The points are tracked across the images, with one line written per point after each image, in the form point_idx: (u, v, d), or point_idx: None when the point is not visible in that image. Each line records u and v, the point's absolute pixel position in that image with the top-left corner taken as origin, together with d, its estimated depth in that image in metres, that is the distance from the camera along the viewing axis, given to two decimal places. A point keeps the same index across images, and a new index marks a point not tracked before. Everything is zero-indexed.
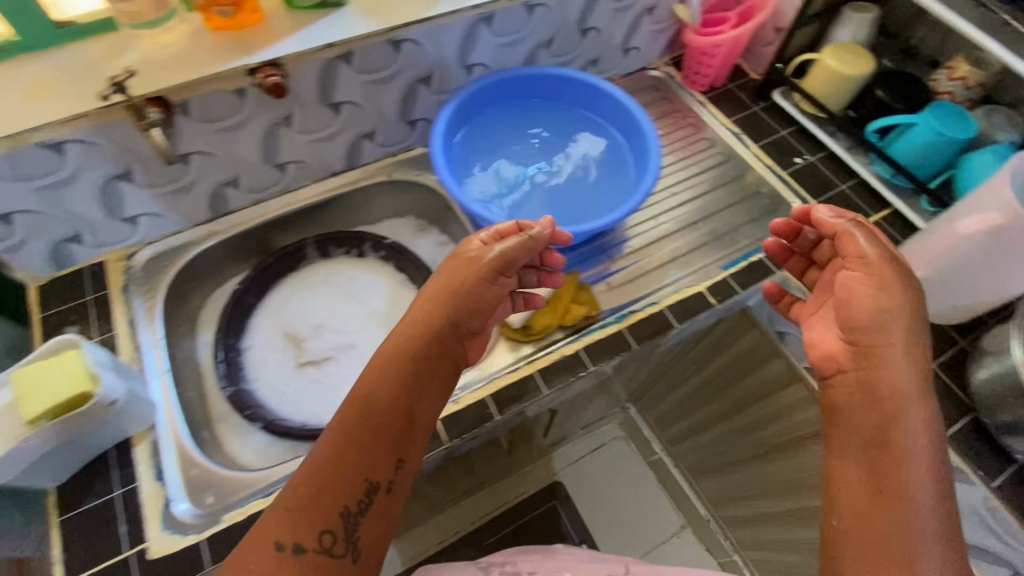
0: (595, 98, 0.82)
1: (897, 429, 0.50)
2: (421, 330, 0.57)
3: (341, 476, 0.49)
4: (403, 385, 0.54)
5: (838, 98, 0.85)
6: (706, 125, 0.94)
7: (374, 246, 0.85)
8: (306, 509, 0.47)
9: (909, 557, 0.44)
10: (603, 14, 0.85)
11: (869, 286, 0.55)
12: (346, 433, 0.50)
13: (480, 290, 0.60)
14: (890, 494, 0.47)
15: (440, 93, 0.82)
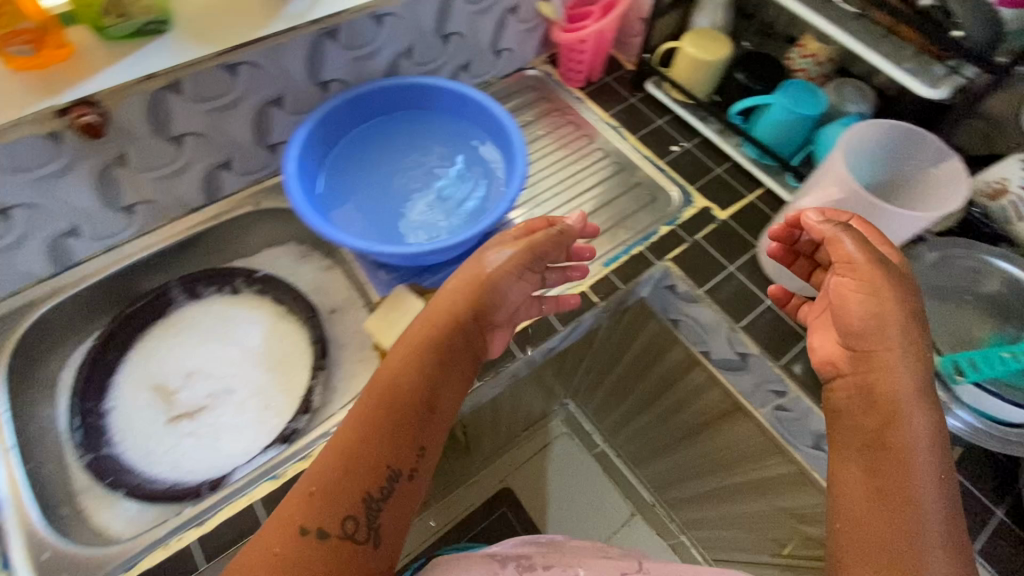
0: (463, 106, 0.80)
1: (894, 431, 0.49)
2: (450, 326, 0.56)
3: (368, 459, 0.47)
4: (431, 375, 0.53)
5: (702, 85, 0.86)
6: (586, 121, 0.94)
7: (247, 282, 0.80)
8: (333, 492, 0.45)
9: (916, 556, 0.43)
10: (461, 17, 0.82)
11: (860, 293, 0.53)
12: (378, 417, 0.49)
13: (511, 284, 0.60)
14: (888, 495, 0.46)
15: (296, 113, 0.78)
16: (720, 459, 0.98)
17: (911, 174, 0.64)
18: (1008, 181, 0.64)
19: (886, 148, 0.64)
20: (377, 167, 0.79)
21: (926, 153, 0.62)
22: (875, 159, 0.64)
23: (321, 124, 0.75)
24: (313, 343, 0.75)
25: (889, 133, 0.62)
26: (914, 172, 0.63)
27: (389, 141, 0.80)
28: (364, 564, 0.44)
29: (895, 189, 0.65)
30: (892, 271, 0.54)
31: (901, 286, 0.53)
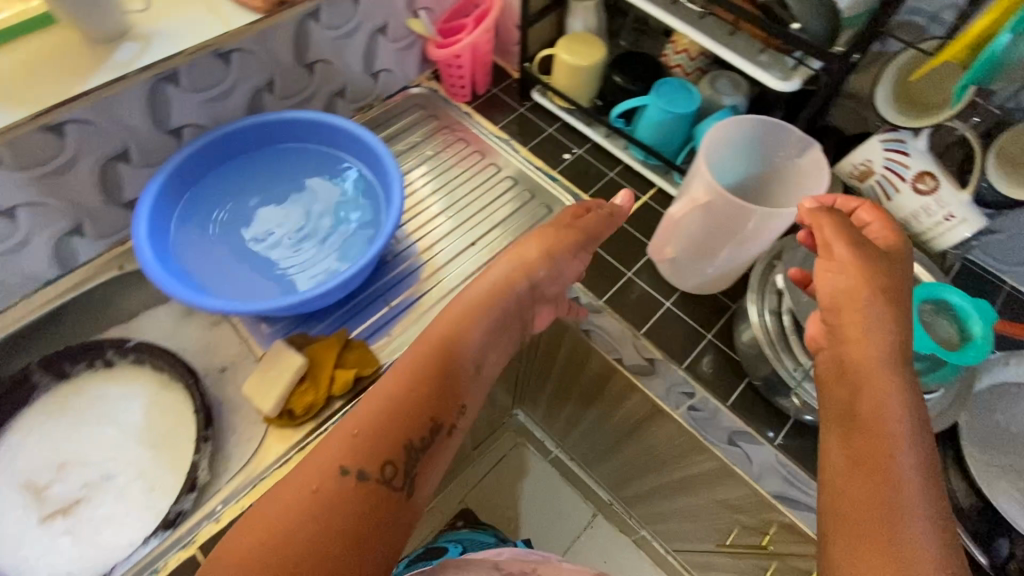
0: (335, 136, 0.76)
1: (867, 396, 0.47)
2: (505, 297, 0.62)
3: (410, 411, 0.51)
4: (477, 342, 0.59)
5: (584, 91, 0.84)
6: (476, 136, 0.91)
7: (118, 352, 0.73)
8: (381, 433, 0.50)
9: (901, 525, 0.41)
10: (322, 44, 0.78)
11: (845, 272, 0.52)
12: (424, 373, 0.54)
13: (561, 258, 0.66)
14: (867, 465, 0.44)
15: (150, 165, 0.72)
16: (658, 457, 0.97)
17: (779, 164, 0.64)
18: (871, 163, 0.65)
19: (752, 142, 0.64)
20: (247, 210, 0.74)
21: (788, 144, 0.62)
22: (747, 153, 0.64)
23: (176, 174, 0.70)
24: (197, 412, 0.69)
25: (757, 128, 0.62)
26: (782, 163, 0.64)
27: (260, 182, 0.76)
28: (397, 505, 0.48)
29: (767, 179, 0.66)
30: (882, 253, 0.53)
31: (886, 265, 0.52)
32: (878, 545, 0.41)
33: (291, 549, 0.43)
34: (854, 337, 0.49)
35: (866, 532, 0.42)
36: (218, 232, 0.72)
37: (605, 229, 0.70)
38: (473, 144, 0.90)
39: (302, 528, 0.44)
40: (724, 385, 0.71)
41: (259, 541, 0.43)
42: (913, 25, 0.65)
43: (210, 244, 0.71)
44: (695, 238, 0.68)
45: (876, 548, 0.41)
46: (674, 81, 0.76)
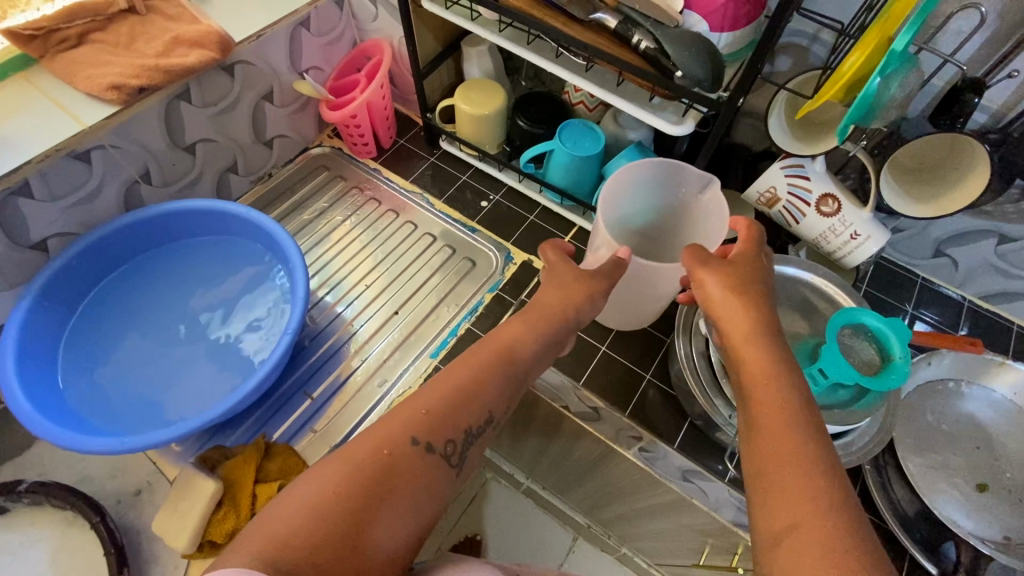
0: (230, 222, 0.71)
1: (749, 358, 0.46)
2: (561, 317, 0.55)
3: (473, 401, 0.47)
4: (540, 346, 0.53)
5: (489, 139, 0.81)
6: (388, 194, 0.86)
7: (10, 498, 0.64)
8: (450, 409, 0.46)
9: (799, 463, 0.39)
10: (199, 122, 0.72)
11: (721, 275, 0.51)
12: (490, 369, 0.49)
13: (598, 301, 0.57)
14: (762, 411, 0.43)
15: (16, 284, 0.64)
16: (621, 487, 0.95)
17: (674, 198, 0.66)
18: (776, 190, 0.66)
19: (642, 183, 0.65)
20: (142, 320, 0.68)
21: (677, 179, 0.64)
22: (648, 192, 0.66)
23: (48, 295, 0.63)
24: (108, 554, 0.62)
25: (654, 169, 0.63)
26: (674, 197, 0.66)
27: (153, 285, 0.70)
28: (445, 483, 0.44)
29: (664, 213, 0.68)
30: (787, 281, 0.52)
31: (745, 260, 0.52)
32: (783, 494, 0.38)
33: (348, 511, 0.39)
34: (743, 343, 0.48)
35: (767, 480, 0.39)
36: (108, 351, 0.65)
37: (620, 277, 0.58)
38: (387, 205, 0.86)
39: (362, 489, 0.40)
40: (671, 428, 0.72)
41: (332, 488, 0.39)
42: (797, 45, 0.65)
43: (101, 366, 0.64)
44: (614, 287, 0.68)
45: (781, 485, 0.38)
46: (580, 121, 0.74)
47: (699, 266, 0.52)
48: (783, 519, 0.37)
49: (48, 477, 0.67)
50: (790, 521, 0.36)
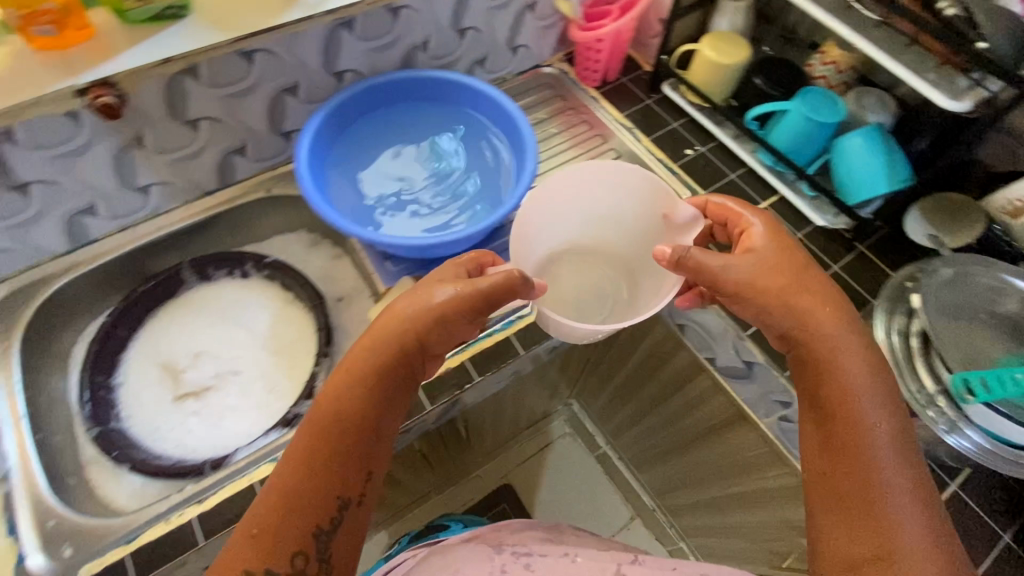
0: (475, 100, 0.81)
1: (835, 383, 0.52)
2: (383, 358, 0.53)
3: (312, 494, 0.47)
4: (364, 399, 0.51)
5: (717, 89, 0.86)
6: (599, 120, 0.92)
7: (257, 266, 0.81)
8: (275, 524, 0.46)
9: (879, 497, 0.47)
10: (477, 11, 0.82)
11: (727, 264, 0.56)
12: (314, 458, 0.49)
13: (453, 327, 0.55)
14: (842, 438, 0.50)
15: (311, 101, 0.78)
16: (721, 468, 0.95)
17: (657, 220, 0.71)
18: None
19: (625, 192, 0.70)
20: (384, 157, 0.80)
21: (664, 204, 0.69)
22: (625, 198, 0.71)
23: (334, 113, 0.76)
24: (319, 330, 0.76)
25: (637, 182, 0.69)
26: (658, 219, 0.71)
27: (399, 134, 0.82)
28: None
29: (645, 229, 0.73)
30: (800, 282, 0.56)
31: (768, 252, 0.57)
32: (860, 523, 0.47)
33: None
34: (824, 345, 0.54)
35: (846, 511, 0.48)
36: (359, 173, 0.79)
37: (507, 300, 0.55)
38: (595, 132, 0.92)
39: None
40: None
41: None
42: None
43: (351, 183, 0.78)
44: (573, 279, 0.76)
45: (862, 518, 0.47)
46: (820, 90, 0.76)
47: (704, 252, 0.56)
48: (868, 547, 0.45)
49: (283, 263, 0.82)
50: (870, 557, 0.45)
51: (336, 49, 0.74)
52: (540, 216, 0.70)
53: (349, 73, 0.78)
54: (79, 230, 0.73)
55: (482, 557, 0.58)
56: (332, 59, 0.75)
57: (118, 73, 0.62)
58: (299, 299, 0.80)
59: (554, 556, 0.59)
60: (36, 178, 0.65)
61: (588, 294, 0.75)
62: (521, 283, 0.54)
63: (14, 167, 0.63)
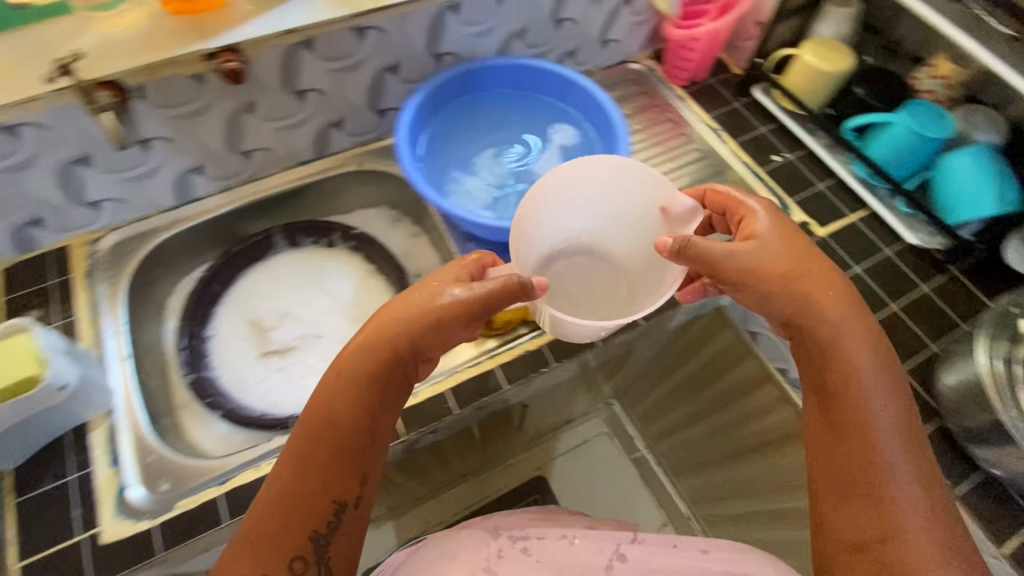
0: (568, 92, 0.82)
1: (837, 372, 0.52)
2: (374, 359, 0.52)
3: (310, 498, 0.49)
4: (357, 405, 0.51)
5: (815, 95, 0.86)
6: (685, 119, 0.92)
7: (344, 237, 0.85)
8: (271, 530, 0.48)
9: (880, 480, 0.48)
10: (577, 4, 0.83)
11: (731, 253, 0.54)
12: (309, 464, 0.50)
13: (448, 331, 0.53)
14: (842, 425, 0.50)
15: (409, 81, 0.80)
16: (773, 481, 0.92)
17: (652, 212, 0.64)
18: None
19: (611, 178, 0.63)
20: (474, 141, 0.83)
21: (662, 196, 0.62)
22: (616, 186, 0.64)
23: (433, 93, 0.78)
24: None
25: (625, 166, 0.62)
26: (653, 211, 0.64)
27: (490, 119, 0.84)
28: None
29: (637, 219, 0.66)
30: (802, 275, 0.55)
31: (768, 242, 0.55)
32: (858, 507, 0.47)
33: None
34: (829, 325, 0.53)
35: (849, 496, 0.48)
36: (450, 155, 0.81)
37: (504, 304, 0.53)
38: (679, 131, 0.91)
39: None
40: None
41: None
42: None
43: (442, 164, 0.80)
44: (569, 277, 0.69)
45: (859, 503, 0.48)
46: (931, 106, 0.78)
47: (705, 238, 0.54)
48: (874, 530, 0.46)
49: (366, 236, 0.85)
50: (868, 543, 0.46)
51: (440, 32, 0.76)
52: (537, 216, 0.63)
53: (449, 56, 0.80)
54: (184, 187, 0.77)
55: (478, 544, 0.56)
56: (434, 41, 0.77)
57: (244, 40, 0.66)
58: (378, 271, 0.83)
59: (553, 539, 0.57)
60: (157, 134, 0.69)
61: (585, 293, 0.69)
62: (520, 288, 0.52)
63: (142, 122, 0.67)
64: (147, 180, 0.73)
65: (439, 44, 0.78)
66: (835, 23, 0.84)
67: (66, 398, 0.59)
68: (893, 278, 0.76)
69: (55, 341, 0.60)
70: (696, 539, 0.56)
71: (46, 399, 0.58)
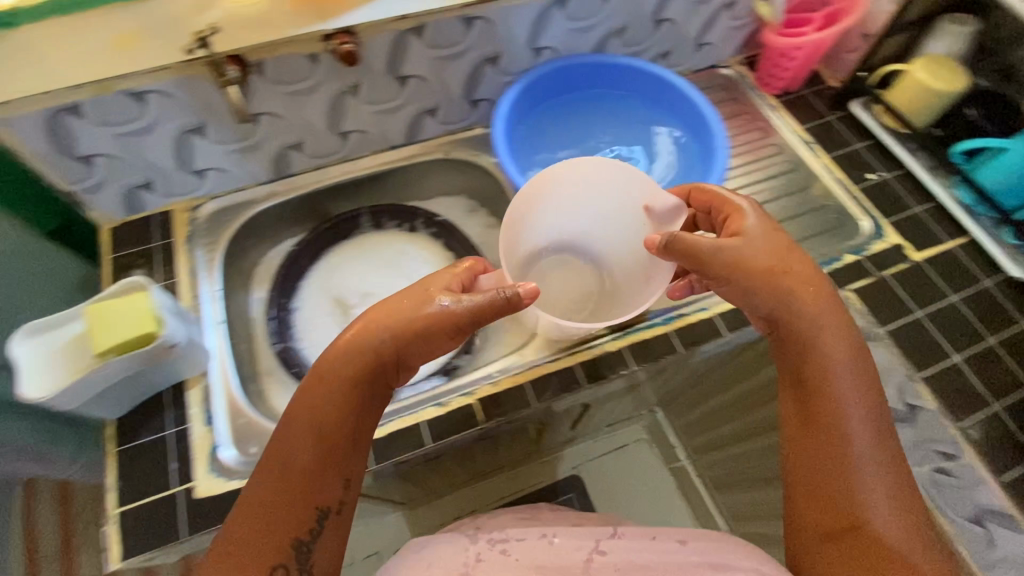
0: (664, 94, 0.82)
1: (813, 366, 0.53)
2: (363, 363, 0.51)
3: (293, 502, 0.47)
4: (342, 411, 0.50)
5: (920, 114, 0.83)
6: (775, 129, 0.90)
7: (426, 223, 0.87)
8: (256, 530, 0.46)
9: (851, 469, 0.49)
10: (679, 5, 0.82)
11: (715, 252, 0.54)
12: (289, 473, 0.48)
13: (440, 340, 0.53)
14: (820, 417, 0.51)
15: (505, 73, 0.81)
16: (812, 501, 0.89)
17: (635, 211, 0.65)
18: None
19: (595, 182, 0.63)
20: (566, 137, 0.83)
21: (643, 195, 0.62)
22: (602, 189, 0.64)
23: (530, 86, 0.79)
24: None
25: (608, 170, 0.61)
26: (637, 210, 0.64)
27: (582, 116, 0.84)
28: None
29: (624, 219, 0.66)
30: (782, 278, 0.54)
31: (753, 243, 0.55)
32: (833, 497, 0.49)
33: None
34: (807, 322, 0.54)
35: (820, 483, 0.50)
36: (541, 149, 0.82)
37: (493, 318, 0.53)
38: (768, 141, 0.90)
39: None
40: (1002, 460, 0.65)
41: None
42: None
43: (533, 157, 0.81)
44: (560, 277, 0.73)
45: (834, 493, 0.49)
46: None
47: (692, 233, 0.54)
48: (845, 517, 0.48)
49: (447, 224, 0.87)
50: (845, 533, 0.47)
51: (544, 25, 0.76)
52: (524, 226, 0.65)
53: (547, 50, 0.80)
54: (281, 163, 0.79)
55: (456, 547, 0.53)
56: (536, 34, 0.77)
57: (360, 23, 0.67)
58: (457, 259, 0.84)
59: (530, 539, 0.54)
60: (266, 109, 0.71)
61: (573, 292, 0.73)
62: (508, 302, 0.52)
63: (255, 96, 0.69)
64: (250, 152, 0.75)
65: (541, 38, 0.78)
66: (949, 40, 0.81)
67: (174, 355, 0.62)
68: (989, 310, 0.73)
69: (166, 302, 0.62)
70: (676, 530, 0.53)
71: (157, 355, 0.60)
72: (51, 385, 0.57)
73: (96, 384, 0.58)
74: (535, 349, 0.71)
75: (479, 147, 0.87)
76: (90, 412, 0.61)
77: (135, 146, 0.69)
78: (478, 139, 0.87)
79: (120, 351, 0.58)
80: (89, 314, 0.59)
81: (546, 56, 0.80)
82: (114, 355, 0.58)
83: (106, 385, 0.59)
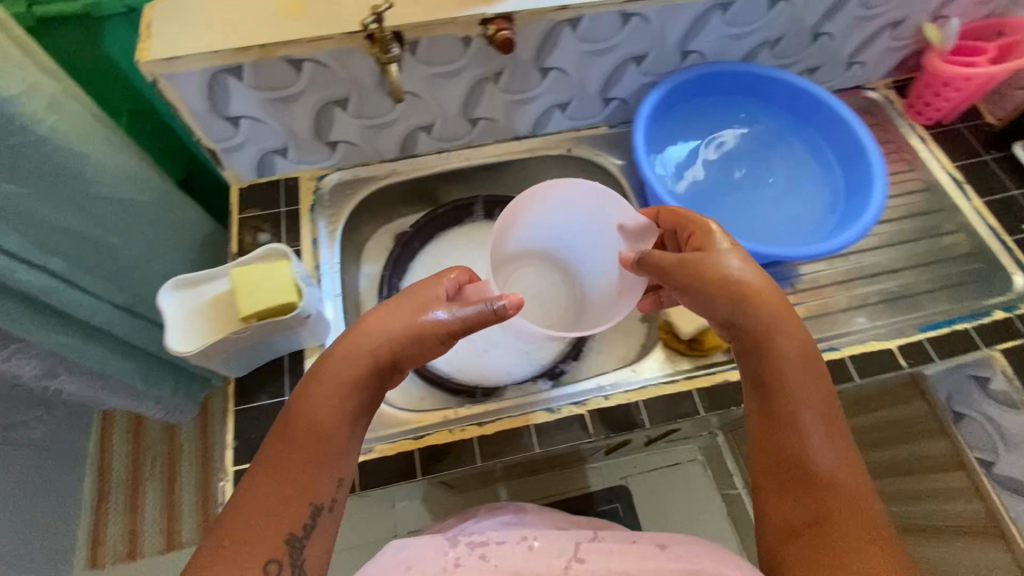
0: (815, 115, 0.79)
1: (769, 365, 0.49)
2: (355, 366, 0.49)
3: (286, 494, 0.44)
4: (338, 415, 0.47)
5: None
6: (921, 163, 0.84)
7: None
8: (245, 519, 0.43)
9: (810, 466, 0.46)
10: (843, 20, 0.76)
11: (680, 264, 0.53)
12: (268, 462, 0.45)
13: (423, 341, 0.51)
14: (779, 419, 0.48)
15: (647, 74, 0.77)
16: None
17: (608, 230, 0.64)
18: None
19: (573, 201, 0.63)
20: (701, 145, 0.81)
21: (617, 213, 0.61)
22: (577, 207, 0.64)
23: (676, 87, 0.77)
24: None
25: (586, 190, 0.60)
26: (610, 229, 0.64)
27: (721, 126, 0.81)
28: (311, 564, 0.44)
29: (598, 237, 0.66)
30: (749, 299, 0.51)
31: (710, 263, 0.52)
32: (802, 500, 0.45)
33: None
34: (766, 329, 0.50)
35: (788, 480, 0.46)
36: (674, 153, 0.80)
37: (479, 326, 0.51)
38: (911, 175, 0.83)
39: None
40: None
41: None
42: None
43: (666, 162, 0.79)
44: (533, 281, 0.73)
45: (808, 499, 0.45)
46: None
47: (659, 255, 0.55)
48: (805, 513, 0.44)
49: None
50: (825, 542, 0.43)
51: (698, 29, 0.72)
52: (506, 229, 0.64)
53: (695, 54, 0.76)
54: (407, 142, 0.79)
55: (434, 551, 0.47)
56: (688, 37, 0.73)
57: (519, 11, 0.65)
58: None
59: (510, 544, 0.48)
60: (407, 88, 0.70)
61: (551, 300, 0.73)
62: (492, 316, 0.50)
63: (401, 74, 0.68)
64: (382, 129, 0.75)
65: (693, 41, 0.74)
66: None
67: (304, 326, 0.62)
68: None
69: (303, 272, 0.63)
70: (658, 536, 0.50)
71: (291, 324, 0.60)
72: (196, 343, 0.60)
73: (229, 346, 0.59)
74: (647, 368, 0.69)
75: (602, 147, 0.84)
76: (220, 368, 0.63)
77: (278, 112, 0.69)
78: (602, 138, 0.85)
79: (262, 317, 0.59)
80: (235, 278, 0.60)
81: (692, 60, 0.76)
82: (255, 320, 0.59)
83: (237, 348, 0.60)
